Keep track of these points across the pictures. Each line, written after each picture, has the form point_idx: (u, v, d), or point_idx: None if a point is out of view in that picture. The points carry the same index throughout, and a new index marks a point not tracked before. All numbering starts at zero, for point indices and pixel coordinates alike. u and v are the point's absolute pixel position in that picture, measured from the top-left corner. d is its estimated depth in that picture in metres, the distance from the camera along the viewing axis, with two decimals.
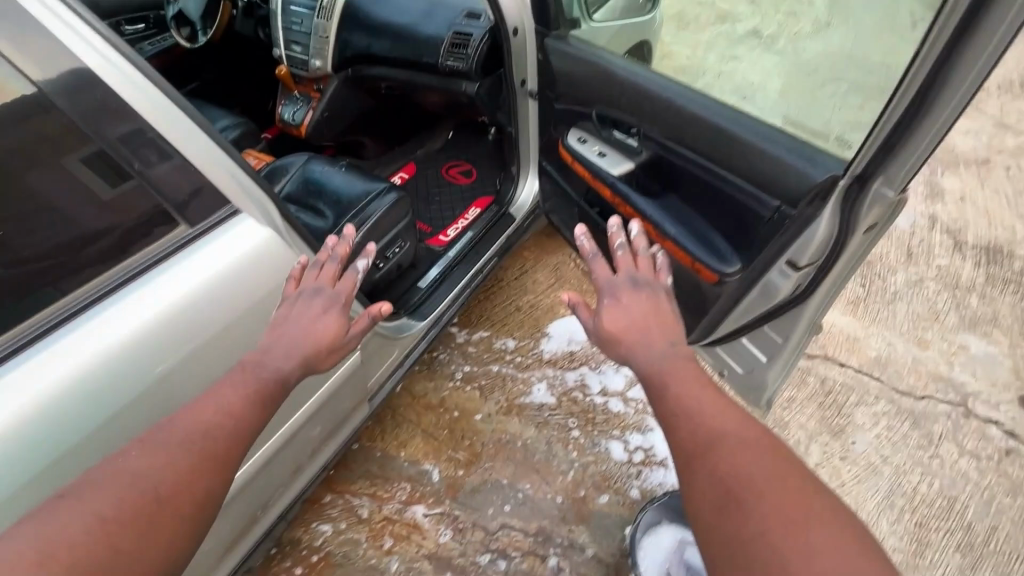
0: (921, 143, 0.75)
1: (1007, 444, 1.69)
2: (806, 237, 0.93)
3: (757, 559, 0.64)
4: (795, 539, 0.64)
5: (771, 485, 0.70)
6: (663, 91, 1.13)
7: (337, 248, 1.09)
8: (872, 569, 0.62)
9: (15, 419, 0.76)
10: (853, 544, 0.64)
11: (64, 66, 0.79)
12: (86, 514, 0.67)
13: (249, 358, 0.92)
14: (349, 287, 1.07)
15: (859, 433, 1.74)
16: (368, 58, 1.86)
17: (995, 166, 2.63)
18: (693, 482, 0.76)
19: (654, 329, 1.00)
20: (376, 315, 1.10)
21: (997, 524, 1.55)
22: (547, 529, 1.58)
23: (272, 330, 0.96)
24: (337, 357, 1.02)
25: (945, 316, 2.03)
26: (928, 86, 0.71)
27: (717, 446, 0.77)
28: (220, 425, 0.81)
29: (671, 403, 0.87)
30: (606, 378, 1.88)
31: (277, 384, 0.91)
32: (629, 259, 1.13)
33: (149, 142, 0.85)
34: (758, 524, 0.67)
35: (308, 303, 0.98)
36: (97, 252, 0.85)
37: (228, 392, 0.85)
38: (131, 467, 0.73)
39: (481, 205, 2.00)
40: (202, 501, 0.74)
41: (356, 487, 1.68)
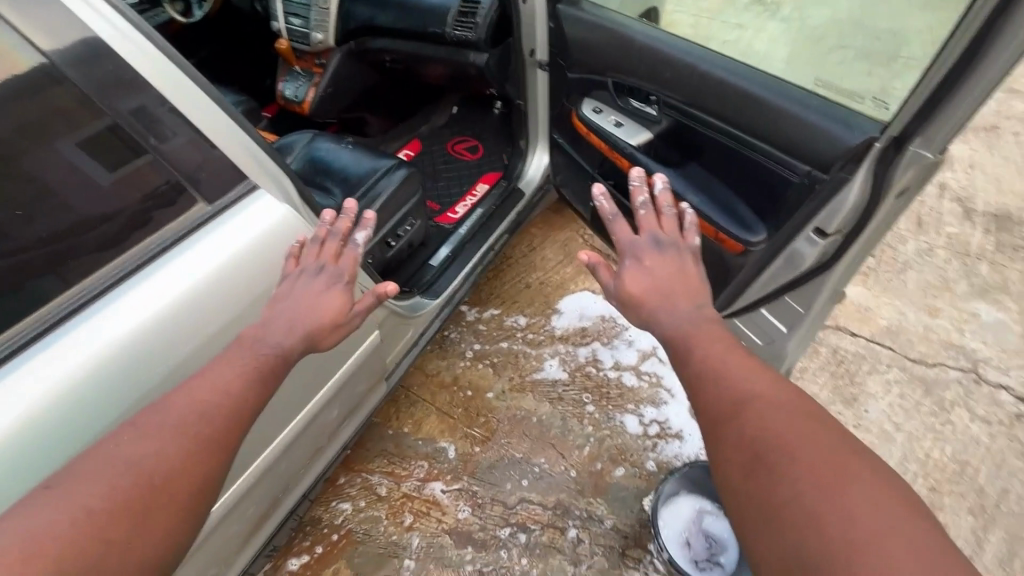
0: (969, 97, 0.73)
1: (1018, 409, 1.71)
2: (837, 202, 0.92)
3: (789, 519, 0.63)
4: (830, 496, 0.62)
5: (804, 445, 0.68)
6: (685, 55, 1.09)
7: (338, 224, 1.07)
8: (915, 524, 0.60)
9: (47, 400, 0.77)
10: (897, 501, 0.62)
11: (70, 36, 0.74)
12: (78, 504, 0.65)
13: (248, 333, 0.91)
14: (351, 264, 1.05)
15: (871, 400, 1.75)
16: (371, 29, 1.81)
17: (1004, 132, 2.60)
18: (723, 445, 0.76)
19: (679, 292, 1.00)
20: (381, 294, 1.08)
21: (1009, 486, 1.57)
22: (566, 502, 1.59)
23: (273, 305, 0.94)
24: (340, 335, 1.01)
25: (956, 284, 2.02)
26: (982, 38, 0.68)
27: (745, 409, 0.76)
28: (216, 407, 0.80)
29: (695, 369, 0.87)
30: (618, 353, 1.88)
31: (280, 359, 0.90)
32: (652, 219, 1.12)
33: (164, 116, 0.82)
34: (790, 484, 0.65)
35: (309, 279, 0.97)
36: (94, 239, 0.81)
37: (226, 372, 0.84)
38: (125, 456, 0.71)
39: (489, 180, 1.97)
40: (199, 491, 0.74)
41: (373, 466, 1.69)
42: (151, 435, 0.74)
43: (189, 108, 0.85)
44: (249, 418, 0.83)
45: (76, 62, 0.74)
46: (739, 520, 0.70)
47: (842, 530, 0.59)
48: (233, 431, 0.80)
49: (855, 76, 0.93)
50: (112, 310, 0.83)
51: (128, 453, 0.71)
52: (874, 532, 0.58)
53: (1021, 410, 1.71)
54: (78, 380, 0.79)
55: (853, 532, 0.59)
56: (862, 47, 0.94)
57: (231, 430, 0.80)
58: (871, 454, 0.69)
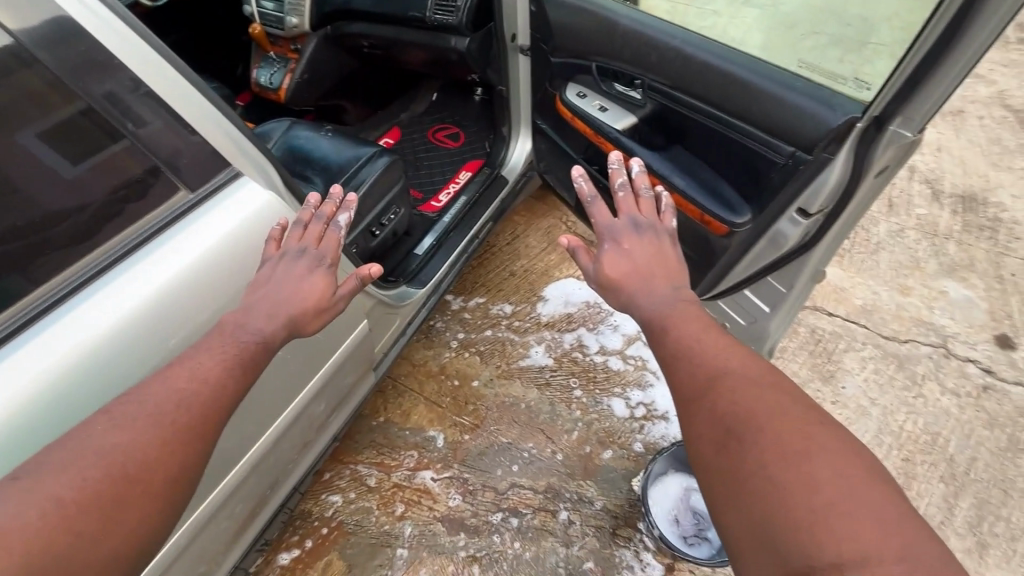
0: (949, 76, 0.74)
1: (984, 381, 1.79)
2: (819, 181, 0.94)
3: (756, 493, 0.65)
4: (796, 467, 0.65)
5: (772, 419, 0.71)
6: (668, 39, 1.10)
7: (323, 207, 1.04)
8: (876, 490, 0.62)
9: (32, 395, 0.74)
10: (858, 468, 0.65)
11: (36, 17, 0.70)
12: (45, 495, 0.64)
13: (229, 319, 0.86)
14: (334, 247, 1.01)
15: (848, 377, 1.81)
16: (347, 13, 1.77)
17: (969, 116, 2.69)
18: (695, 422, 0.78)
19: (657, 274, 1.00)
20: (365, 276, 1.03)
21: (977, 455, 1.64)
22: (556, 485, 1.61)
23: (252, 291, 0.90)
24: (324, 321, 0.96)
25: (926, 263, 2.10)
26: (960, 19, 0.70)
27: (716, 385, 0.78)
28: (194, 396, 0.76)
29: (669, 346, 0.88)
30: (603, 338, 1.90)
31: (259, 348, 0.85)
32: (631, 200, 1.11)
33: (142, 101, 0.80)
34: (757, 459, 0.68)
35: (289, 263, 0.93)
36: (64, 233, 0.78)
37: (205, 358, 0.80)
38: (97, 445, 0.69)
39: (472, 168, 1.95)
40: (174, 482, 0.72)
41: (362, 457, 1.68)
42: (121, 425, 0.71)
43: (168, 92, 0.83)
44: (230, 405, 0.80)
45: (46, 43, 0.71)
46: (710, 494, 0.72)
47: (805, 500, 0.62)
48: (212, 420, 0.77)
49: (826, 62, 0.95)
50: (98, 299, 0.81)
51: (102, 442, 0.69)
52: (835, 500, 0.61)
53: (987, 382, 1.79)
54: (67, 370, 0.77)
55: (816, 501, 0.61)
56: (834, 33, 0.95)
57: (210, 418, 0.77)
58: (836, 424, 0.71)
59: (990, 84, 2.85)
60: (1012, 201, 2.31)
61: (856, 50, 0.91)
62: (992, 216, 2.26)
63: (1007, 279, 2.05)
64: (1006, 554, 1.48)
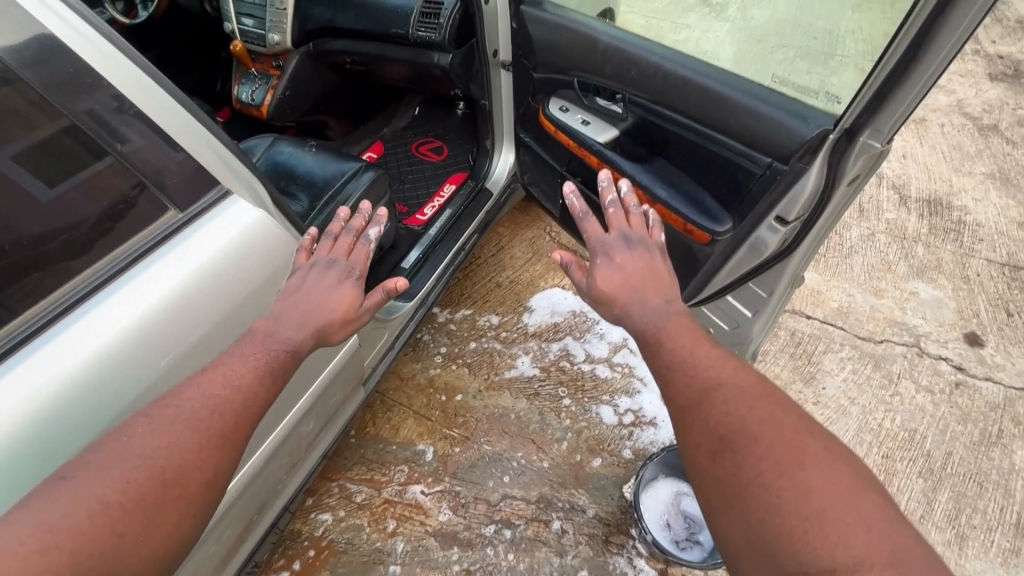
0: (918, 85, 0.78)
1: (956, 378, 1.85)
2: (796, 190, 0.97)
3: (753, 501, 0.68)
4: (790, 475, 0.67)
5: (765, 428, 0.73)
6: (648, 55, 1.13)
7: (351, 222, 1.15)
8: (866, 491, 0.65)
9: (20, 420, 0.73)
10: (848, 471, 0.68)
11: (21, 35, 0.69)
12: (88, 497, 0.65)
13: (260, 326, 0.92)
14: (362, 260, 1.11)
15: (828, 377, 1.86)
16: (329, 30, 1.78)
17: (931, 124, 2.81)
18: (690, 432, 0.79)
19: (648, 286, 1.03)
20: (390, 290, 1.12)
21: (953, 449, 1.70)
22: (549, 495, 1.62)
23: (284, 299, 0.97)
24: (349, 331, 1.05)
25: (897, 265, 2.18)
26: (923, 35, 0.74)
27: (709, 396, 0.80)
28: (228, 400, 0.80)
29: (663, 357, 0.90)
30: (590, 346, 1.92)
31: (290, 354, 0.91)
32: (621, 216, 1.15)
33: (128, 120, 0.79)
34: (753, 467, 0.70)
35: (322, 273, 1.02)
36: (64, 245, 0.78)
37: (239, 364, 0.85)
38: (140, 446, 0.72)
39: (455, 181, 1.97)
40: (211, 483, 0.75)
41: (352, 474, 1.67)
42: (160, 427, 0.74)
43: (154, 110, 0.82)
44: (260, 409, 0.83)
45: (31, 63, 0.71)
46: (708, 501, 0.74)
47: (800, 507, 0.64)
48: (245, 422, 0.81)
49: (796, 75, 1.00)
50: (100, 314, 0.80)
51: (141, 446, 0.72)
52: (828, 508, 0.63)
53: (958, 378, 1.85)
54: (66, 387, 0.76)
55: (809, 508, 0.64)
56: (802, 46, 1.00)
57: (240, 422, 0.80)
58: (826, 431, 0.74)
59: (948, 94, 2.99)
60: (974, 204, 2.41)
61: (823, 62, 0.96)
62: (957, 219, 2.36)
63: (973, 279, 2.13)
64: (984, 544, 1.53)
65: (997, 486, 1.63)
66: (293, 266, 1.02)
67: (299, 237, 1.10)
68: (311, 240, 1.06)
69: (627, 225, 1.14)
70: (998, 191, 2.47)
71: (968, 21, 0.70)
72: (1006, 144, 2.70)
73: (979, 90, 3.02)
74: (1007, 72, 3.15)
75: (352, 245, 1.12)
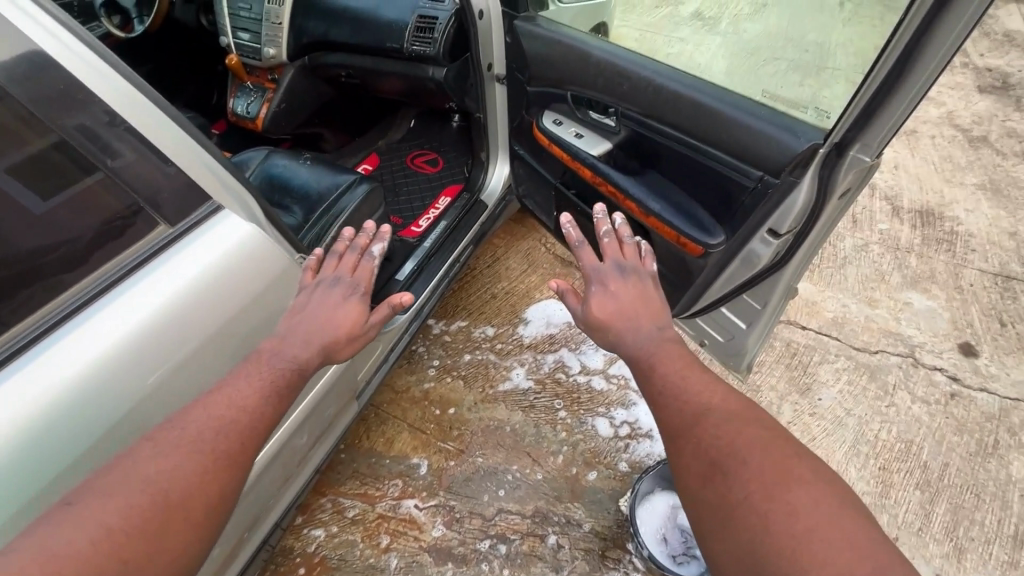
0: (902, 104, 0.79)
1: (951, 388, 1.85)
2: (789, 202, 0.98)
3: (744, 524, 0.68)
4: (779, 497, 0.68)
5: (754, 450, 0.74)
6: (640, 70, 1.14)
7: (356, 241, 1.21)
8: (851, 511, 0.66)
9: (8, 436, 0.72)
10: (833, 492, 0.69)
11: (11, 52, 0.69)
12: (95, 522, 0.68)
13: (267, 346, 0.96)
14: (366, 276, 1.17)
15: (824, 389, 1.86)
16: (324, 44, 1.79)
17: (922, 135, 2.84)
18: (682, 456, 0.80)
19: (643, 314, 1.03)
20: (395, 305, 1.17)
21: (949, 460, 1.69)
22: (544, 509, 1.60)
23: (291, 317, 1.01)
24: (355, 348, 1.10)
25: (890, 276, 2.18)
26: (906, 56, 0.76)
27: (699, 418, 0.81)
28: (233, 423, 0.83)
29: (654, 382, 0.91)
30: (585, 358, 1.92)
31: (297, 372, 0.95)
32: (615, 246, 1.16)
33: (119, 135, 0.79)
34: (742, 490, 0.71)
35: (328, 290, 1.08)
36: (59, 259, 0.78)
37: (244, 386, 0.88)
38: (146, 471, 0.74)
39: (451, 193, 1.97)
40: (214, 506, 0.77)
41: (346, 488, 1.65)
42: (164, 452, 0.77)
43: (144, 125, 0.82)
44: (263, 430, 0.86)
45: (21, 79, 0.71)
46: (700, 524, 0.74)
47: (788, 530, 0.65)
48: (249, 444, 0.83)
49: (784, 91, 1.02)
50: (95, 324, 0.80)
51: (146, 472, 0.74)
52: (815, 529, 0.64)
53: (953, 389, 1.85)
54: (61, 396, 0.76)
55: (796, 529, 0.65)
56: (794, 59, 1.04)
57: (242, 443, 0.83)
58: (811, 453, 0.75)
59: (938, 106, 3.03)
60: (966, 215, 2.43)
61: (814, 74, 1.00)
62: (949, 229, 2.37)
63: (966, 289, 2.14)
64: (983, 557, 1.52)
65: (995, 497, 1.62)
66: (300, 284, 1.07)
67: (292, 252, 1.09)
68: (317, 259, 1.13)
69: (620, 255, 1.15)
70: (989, 201, 2.49)
71: (950, 40, 0.72)
72: (997, 156, 2.73)
73: (968, 102, 3.06)
74: (995, 84, 3.19)
75: (357, 262, 1.18)
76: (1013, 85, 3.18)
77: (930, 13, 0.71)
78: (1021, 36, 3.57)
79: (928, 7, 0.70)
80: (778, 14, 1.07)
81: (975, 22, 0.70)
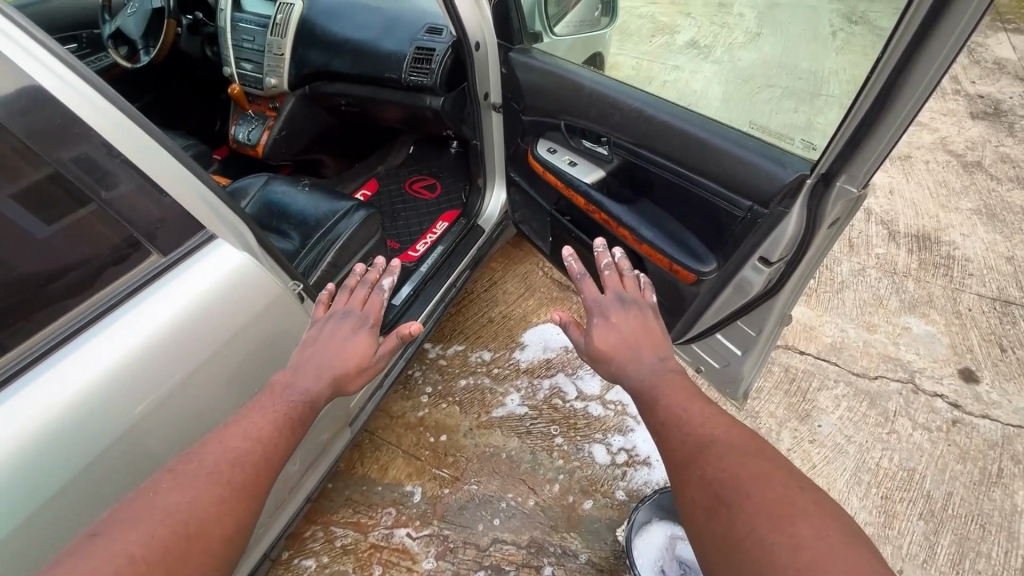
0: (904, 111, 0.77)
1: (953, 415, 1.83)
2: (778, 232, 0.99)
3: (747, 558, 0.66)
4: (781, 530, 0.66)
5: (756, 483, 0.72)
6: (630, 100, 1.17)
7: (368, 275, 1.22)
8: (854, 547, 0.64)
9: None
10: (835, 526, 0.66)
11: (9, 87, 0.71)
12: (117, 551, 0.66)
13: (280, 380, 0.97)
14: (376, 309, 1.18)
15: (823, 415, 1.84)
16: (325, 74, 1.83)
17: (916, 160, 2.87)
18: (686, 490, 0.78)
19: (645, 345, 1.04)
20: (405, 335, 1.13)
21: (952, 489, 1.66)
22: (540, 539, 1.57)
23: (303, 349, 1.04)
24: (364, 380, 1.10)
25: (888, 301, 2.18)
26: (900, 69, 0.75)
27: (704, 450, 0.80)
28: (250, 454, 0.83)
29: (659, 417, 0.90)
30: (583, 383, 1.90)
31: (307, 406, 0.96)
32: (616, 278, 1.17)
33: (114, 168, 0.80)
34: (746, 523, 0.69)
35: (339, 323, 1.11)
36: (65, 286, 0.80)
37: (260, 420, 0.89)
38: (164, 504, 0.73)
39: (448, 218, 1.99)
40: (232, 538, 0.75)
41: (338, 517, 1.62)
42: (183, 487, 0.76)
43: (140, 157, 0.83)
44: (277, 462, 0.86)
45: (20, 114, 0.72)
46: (705, 560, 0.72)
47: (790, 563, 0.63)
48: (265, 476, 0.83)
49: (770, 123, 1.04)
50: (93, 348, 0.81)
51: (165, 504, 0.73)
52: (818, 562, 0.62)
53: (955, 416, 1.83)
54: (48, 426, 0.76)
55: (798, 563, 0.62)
56: (789, 86, 1.04)
57: (256, 475, 0.82)
58: (815, 486, 0.73)
59: (932, 131, 3.07)
60: (962, 239, 2.44)
61: (808, 100, 1.00)
62: (946, 254, 2.38)
63: (965, 314, 2.14)
64: None
65: (999, 527, 1.59)
66: (311, 319, 1.12)
67: (290, 282, 1.10)
68: (329, 295, 1.17)
69: (621, 287, 1.16)
70: (985, 226, 2.50)
71: (952, 41, 0.69)
72: (991, 181, 2.75)
73: (961, 128, 3.10)
74: (987, 110, 3.24)
75: (369, 296, 1.19)
76: (1005, 111, 3.23)
77: (929, 14, 0.69)
78: (1010, 64, 3.64)
79: (924, 14, 0.69)
80: (771, 43, 1.06)
81: (977, 23, 0.67)
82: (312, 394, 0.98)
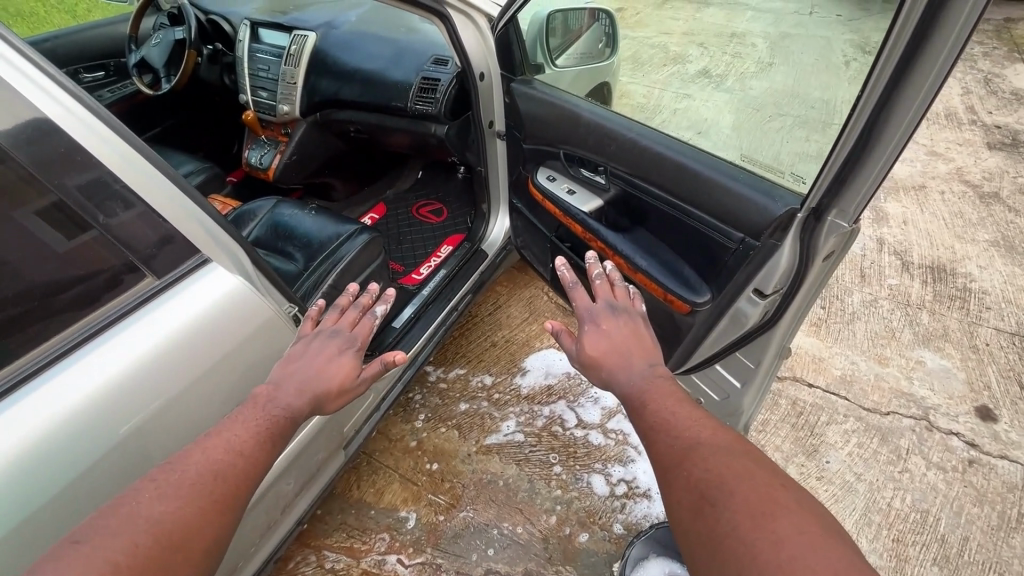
0: (897, 135, 0.76)
1: (969, 455, 1.76)
2: (771, 264, 0.98)
3: (729, 558, 0.63)
4: (763, 528, 0.63)
5: (741, 484, 0.69)
6: (627, 132, 1.19)
7: (360, 299, 1.23)
8: (837, 546, 0.61)
9: None
10: (820, 527, 0.63)
11: (20, 116, 0.75)
12: (98, 559, 0.65)
13: (261, 393, 0.97)
14: (365, 332, 1.18)
15: (831, 451, 1.78)
16: (336, 102, 1.89)
17: (931, 190, 2.83)
18: (671, 491, 0.75)
19: (633, 352, 1.01)
20: (389, 360, 1.12)
21: (969, 534, 1.59)
22: (534, 571, 1.53)
23: (286, 364, 1.03)
24: (344, 402, 1.08)
25: (901, 333, 2.13)
26: (883, 105, 0.75)
27: (692, 453, 0.77)
28: (233, 466, 0.82)
29: (649, 423, 0.86)
30: (583, 411, 1.88)
31: (288, 419, 0.95)
32: (607, 287, 1.16)
33: (114, 195, 0.83)
34: (729, 522, 0.66)
35: (325, 340, 1.09)
36: (66, 302, 0.83)
37: (245, 431, 0.88)
38: (145, 512, 0.72)
39: (452, 242, 2.00)
40: (212, 547, 0.74)
41: (332, 541, 1.61)
42: (164, 495, 0.75)
43: (141, 184, 0.87)
44: (262, 473, 0.85)
45: (26, 143, 0.75)
46: (688, 560, 0.69)
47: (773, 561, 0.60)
48: (249, 487, 0.82)
49: (766, 156, 1.04)
50: (92, 358, 0.84)
51: (149, 510, 0.72)
52: (800, 557, 0.59)
53: (971, 456, 1.76)
54: (41, 437, 0.78)
55: (781, 558, 0.60)
56: (799, 115, 1.01)
57: (239, 483, 0.81)
58: (800, 488, 0.70)
59: (947, 161, 3.03)
60: (979, 271, 2.38)
61: (820, 130, 0.96)
62: (962, 286, 2.32)
63: (982, 349, 2.07)
64: None
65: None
66: (300, 334, 1.11)
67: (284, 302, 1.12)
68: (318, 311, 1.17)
69: (612, 295, 1.15)
70: (1002, 258, 2.44)
71: (934, 75, 0.69)
72: (1009, 212, 2.69)
73: (978, 158, 3.05)
74: (1005, 141, 3.20)
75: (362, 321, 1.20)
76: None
77: (920, 28, 0.67)
78: None
79: (917, 21, 0.67)
80: (784, 72, 1.05)
81: (958, 55, 0.67)
82: (295, 409, 0.96)
